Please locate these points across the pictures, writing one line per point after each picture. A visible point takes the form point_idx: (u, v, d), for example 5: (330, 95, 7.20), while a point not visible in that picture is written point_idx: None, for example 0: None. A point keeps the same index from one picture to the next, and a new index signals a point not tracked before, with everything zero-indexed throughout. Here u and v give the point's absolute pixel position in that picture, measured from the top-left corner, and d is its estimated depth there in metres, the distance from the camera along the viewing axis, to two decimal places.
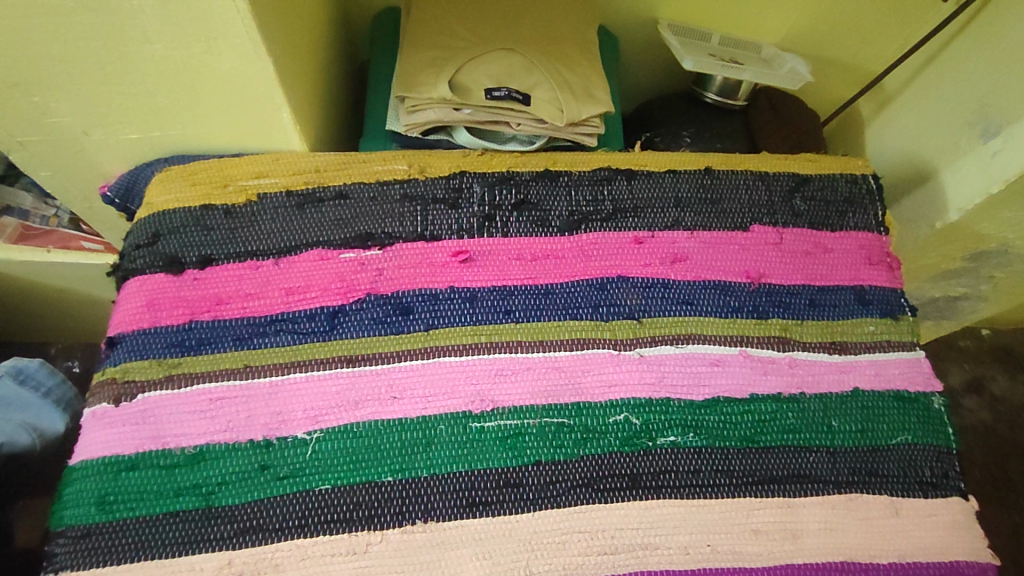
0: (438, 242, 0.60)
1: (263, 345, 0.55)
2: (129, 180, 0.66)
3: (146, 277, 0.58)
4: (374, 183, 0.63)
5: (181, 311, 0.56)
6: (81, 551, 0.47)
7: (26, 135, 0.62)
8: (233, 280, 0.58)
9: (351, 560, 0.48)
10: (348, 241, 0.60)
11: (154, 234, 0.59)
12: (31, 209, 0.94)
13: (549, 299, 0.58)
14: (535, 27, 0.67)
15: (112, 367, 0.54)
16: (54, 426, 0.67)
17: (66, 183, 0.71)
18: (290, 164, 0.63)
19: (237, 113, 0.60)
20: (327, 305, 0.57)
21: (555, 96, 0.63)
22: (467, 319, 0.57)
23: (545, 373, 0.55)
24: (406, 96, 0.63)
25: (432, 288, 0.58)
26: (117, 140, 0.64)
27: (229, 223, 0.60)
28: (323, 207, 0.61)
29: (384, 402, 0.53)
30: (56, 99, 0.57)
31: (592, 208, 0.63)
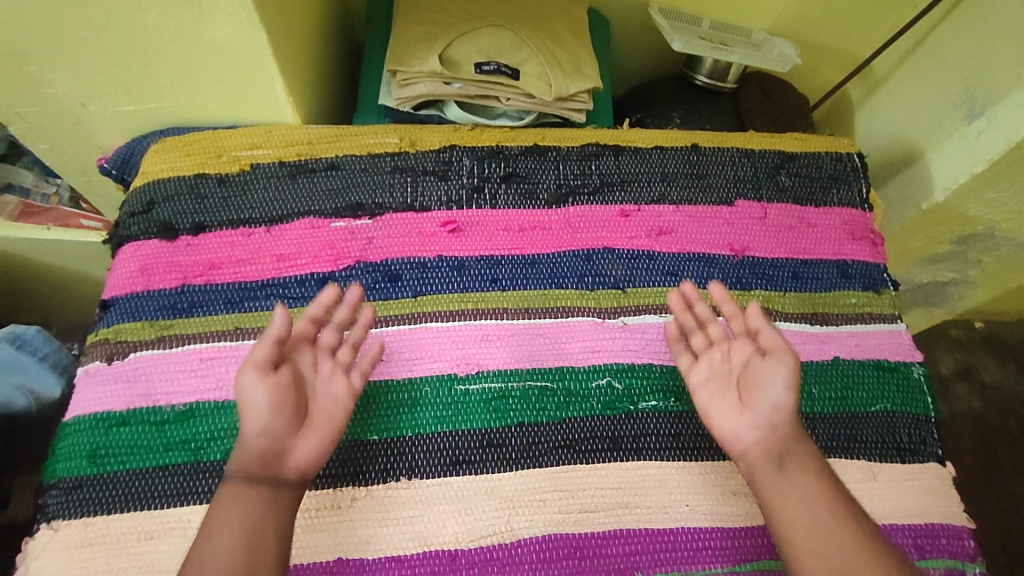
0: (427, 212, 0.62)
1: (256, 308, 0.57)
2: (126, 152, 0.68)
3: (140, 243, 0.59)
4: (365, 155, 0.64)
5: (175, 275, 0.58)
6: (72, 501, 0.49)
7: (25, 105, 0.64)
8: (225, 247, 0.59)
9: (336, 514, 0.49)
10: (338, 211, 0.61)
11: (148, 202, 0.61)
12: (33, 187, 0.95)
13: (535, 268, 0.59)
14: (525, 5, 0.68)
15: (105, 328, 0.56)
16: (48, 392, 0.67)
17: (64, 156, 0.73)
18: (284, 136, 0.64)
19: (231, 85, 0.62)
20: (317, 272, 0.59)
21: (544, 72, 0.64)
22: (454, 286, 0.58)
23: (530, 338, 0.56)
24: (397, 70, 0.64)
25: (421, 256, 0.60)
26: (114, 111, 0.66)
27: (222, 191, 0.62)
28: (315, 177, 0.63)
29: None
30: (54, 68, 0.59)
31: (578, 181, 0.64)
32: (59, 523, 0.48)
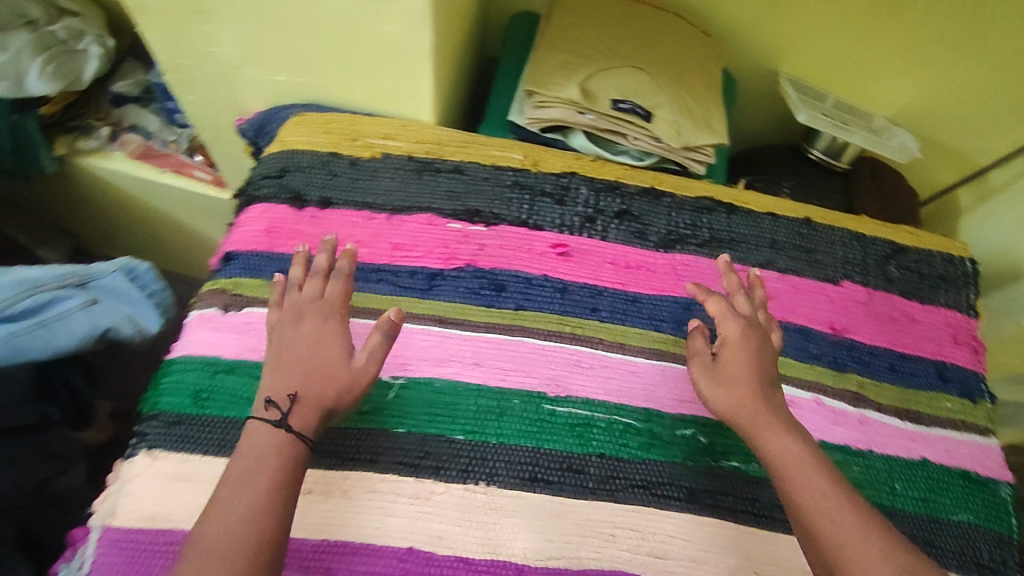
0: (540, 232, 0.64)
1: (366, 290, 0.59)
2: (264, 117, 0.71)
3: (268, 206, 0.63)
4: (490, 165, 0.66)
5: (295, 242, 0.61)
6: (169, 436, 0.51)
7: (188, 58, 0.68)
8: (347, 225, 0.62)
9: (413, 504, 0.50)
10: (456, 213, 0.64)
11: (282, 168, 0.65)
12: (156, 132, 1.02)
13: (635, 306, 0.61)
14: (667, 53, 0.69)
15: (225, 278, 0.59)
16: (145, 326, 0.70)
17: (205, 109, 0.77)
18: (416, 133, 0.67)
19: (379, 76, 0.65)
20: (428, 267, 0.61)
21: (676, 119, 0.65)
22: (555, 307, 0.60)
23: (621, 374, 0.57)
24: (534, 91, 0.65)
25: (528, 272, 0.62)
26: (263, 78, 0.69)
27: (352, 172, 0.64)
28: (439, 176, 0.65)
29: (466, 366, 0.56)
30: (226, 30, 0.63)
31: (688, 231, 0.65)
32: (156, 453, 0.51)
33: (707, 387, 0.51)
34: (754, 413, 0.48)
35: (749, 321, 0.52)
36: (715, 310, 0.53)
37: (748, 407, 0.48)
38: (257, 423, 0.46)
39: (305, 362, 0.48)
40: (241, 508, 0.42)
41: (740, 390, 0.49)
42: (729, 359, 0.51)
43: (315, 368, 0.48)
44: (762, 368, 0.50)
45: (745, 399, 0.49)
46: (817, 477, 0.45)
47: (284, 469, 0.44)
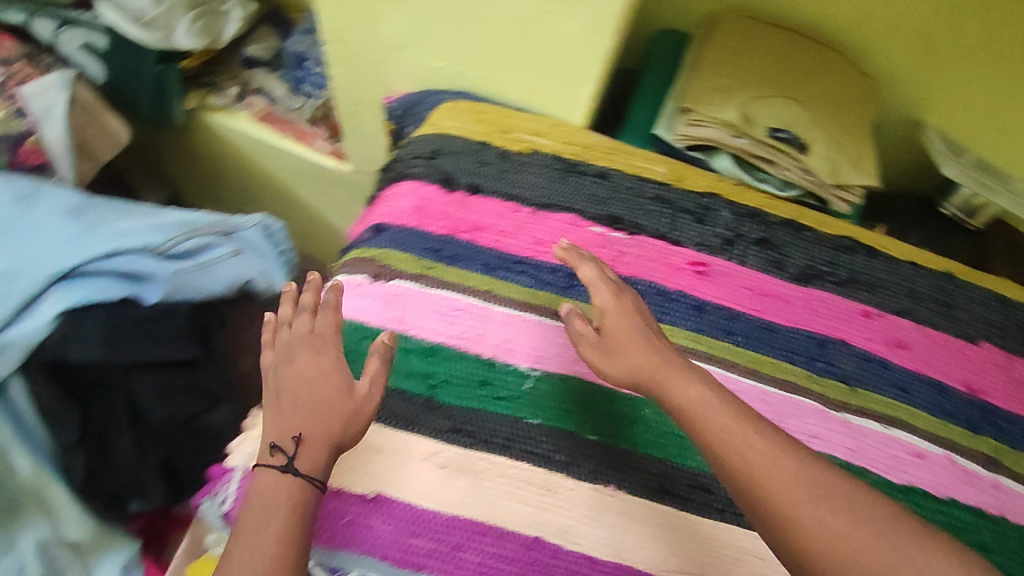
0: (680, 248, 0.64)
1: (508, 280, 0.60)
2: (414, 100, 0.73)
3: (420, 185, 0.64)
4: (634, 175, 0.67)
5: (443, 224, 0.62)
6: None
7: (352, 32, 0.70)
8: (492, 214, 0.63)
9: (544, 496, 0.51)
10: (599, 218, 0.64)
11: (433, 150, 0.66)
12: (281, 98, 1.03)
13: (770, 335, 0.61)
14: (825, 88, 0.69)
15: (373, 249, 0.61)
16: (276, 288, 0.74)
17: (350, 84, 0.78)
18: (566, 133, 0.67)
19: (539, 76, 0.65)
20: (568, 266, 0.62)
21: (831, 156, 0.65)
22: (690, 325, 0.61)
23: (753, 400, 0.57)
24: (689, 109, 0.65)
25: (665, 286, 0.62)
26: (418, 63, 0.70)
27: (501, 163, 0.65)
28: (584, 178, 0.66)
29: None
30: (400, 10, 0.64)
31: (826, 268, 0.64)
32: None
33: (604, 363, 0.50)
34: (647, 370, 0.47)
35: (620, 288, 0.53)
36: (590, 276, 0.54)
37: (632, 362, 0.48)
38: (263, 473, 0.44)
39: (303, 401, 0.46)
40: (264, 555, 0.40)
41: (636, 360, 0.48)
42: (614, 333, 0.50)
43: (312, 404, 0.46)
44: (644, 327, 0.51)
45: (634, 362, 0.48)
46: (718, 414, 0.44)
47: (297, 519, 0.42)
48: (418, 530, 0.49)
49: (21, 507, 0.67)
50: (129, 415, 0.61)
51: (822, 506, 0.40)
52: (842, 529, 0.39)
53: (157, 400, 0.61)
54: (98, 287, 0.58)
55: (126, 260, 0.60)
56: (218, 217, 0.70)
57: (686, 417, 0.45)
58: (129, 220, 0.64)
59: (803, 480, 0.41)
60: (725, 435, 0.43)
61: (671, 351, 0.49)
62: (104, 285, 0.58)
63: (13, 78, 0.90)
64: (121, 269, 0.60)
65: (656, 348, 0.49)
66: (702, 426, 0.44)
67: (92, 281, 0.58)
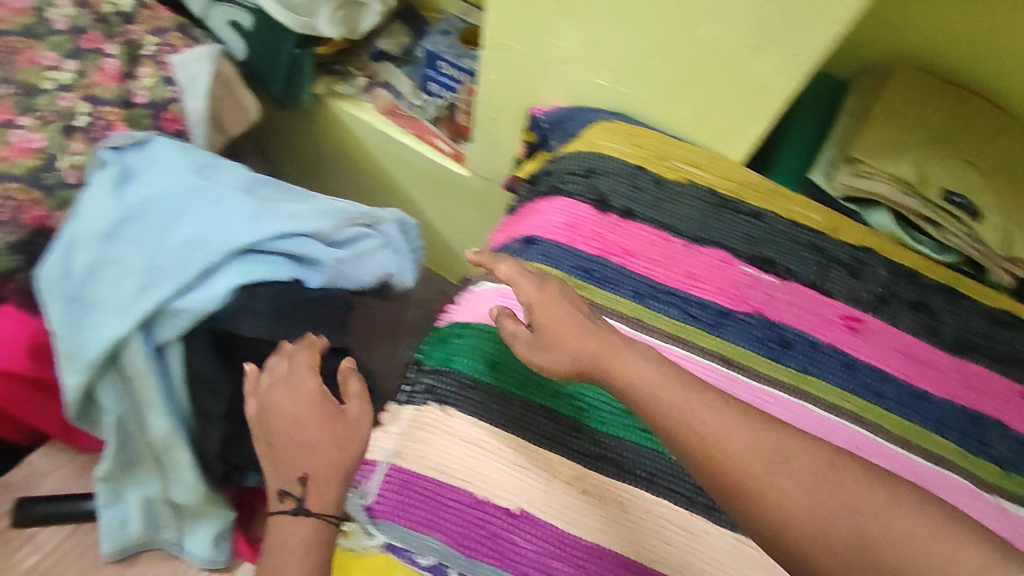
0: (832, 300, 0.63)
1: (657, 310, 0.60)
2: (566, 114, 0.72)
3: (575, 202, 0.64)
4: (789, 220, 0.66)
5: (595, 245, 0.62)
6: (462, 395, 0.56)
7: (517, 42, 0.69)
8: (645, 240, 0.63)
9: (685, 537, 0.51)
10: (750, 258, 0.63)
11: (589, 169, 0.65)
12: (407, 94, 1.04)
13: (920, 403, 0.59)
14: (1004, 155, 0.66)
15: (526, 261, 0.61)
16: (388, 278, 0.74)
17: (497, 91, 0.78)
18: (724, 169, 0.66)
19: (710, 108, 0.63)
20: (717, 303, 0.61)
21: (1005, 227, 0.62)
22: (838, 381, 0.60)
23: (901, 468, 0.56)
24: (858, 160, 0.65)
25: (815, 337, 0.61)
26: (579, 78, 0.68)
27: (656, 190, 0.65)
28: (737, 216, 0.65)
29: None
30: (577, 28, 0.63)
31: (983, 342, 0.62)
32: (449, 409, 0.55)
33: (539, 357, 0.49)
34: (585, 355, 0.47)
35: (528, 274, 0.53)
36: (509, 275, 0.53)
37: (574, 351, 0.47)
38: None
39: None
40: None
41: (575, 348, 0.47)
42: (547, 327, 0.50)
43: None
44: (575, 311, 0.51)
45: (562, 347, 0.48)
46: (676, 398, 0.43)
47: None
48: (560, 554, 0.50)
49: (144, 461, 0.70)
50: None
51: (783, 475, 0.40)
52: (802, 498, 0.39)
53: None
54: (272, 267, 0.58)
55: (300, 245, 0.60)
56: (357, 207, 0.68)
57: (633, 399, 0.44)
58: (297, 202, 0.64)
59: (760, 453, 0.40)
60: (672, 407, 0.42)
61: (606, 330, 0.49)
62: (280, 265, 0.59)
63: (163, 47, 0.93)
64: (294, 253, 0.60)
65: (594, 332, 0.48)
66: (671, 414, 0.42)
67: (270, 260, 0.58)
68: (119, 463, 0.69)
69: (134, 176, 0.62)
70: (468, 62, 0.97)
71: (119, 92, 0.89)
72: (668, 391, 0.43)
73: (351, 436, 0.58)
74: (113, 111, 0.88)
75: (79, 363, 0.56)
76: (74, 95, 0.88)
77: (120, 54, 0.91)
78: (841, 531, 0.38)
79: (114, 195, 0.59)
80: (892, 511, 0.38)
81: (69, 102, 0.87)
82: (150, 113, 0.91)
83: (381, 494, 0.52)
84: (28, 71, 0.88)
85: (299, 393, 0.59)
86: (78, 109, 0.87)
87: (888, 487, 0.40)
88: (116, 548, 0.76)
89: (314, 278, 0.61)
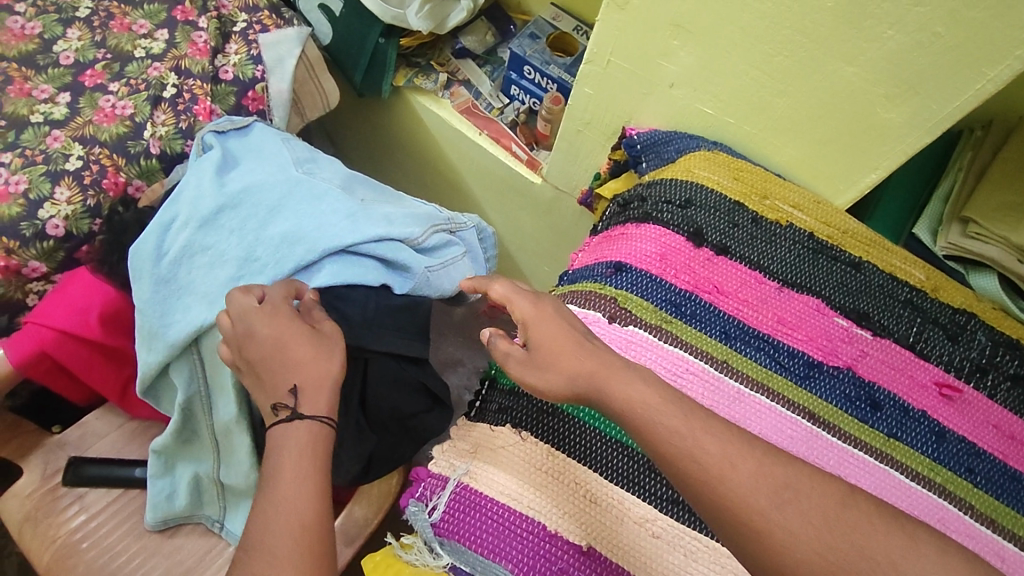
0: (926, 364, 0.59)
1: (744, 354, 0.58)
2: (662, 138, 0.70)
3: (668, 232, 0.62)
4: (887, 274, 0.63)
5: (687, 278, 0.60)
6: (540, 421, 0.54)
7: (622, 60, 0.68)
8: (737, 279, 0.60)
9: None
10: (845, 310, 0.61)
11: (687, 199, 0.64)
12: (486, 95, 1.03)
13: (1015, 485, 0.55)
14: None
15: (615, 288, 0.60)
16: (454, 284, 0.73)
17: (592, 107, 0.76)
18: (826, 214, 0.65)
19: (819, 150, 0.63)
20: (807, 353, 0.59)
21: None
22: (929, 452, 0.56)
23: (989, 553, 0.52)
24: (973, 221, 0.63)
25: (906, 401, 0.58)
26: (684, 105, 0.68)
27: (753, 228, 0.63)
28: (835, 264, 0.63)
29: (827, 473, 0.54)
30: (692, 52, 0.63)
31: None
32: (525, 433, 0.54)
33: (530, 376, 0.50)
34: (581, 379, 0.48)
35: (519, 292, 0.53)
36: (501, 293, 0.53)
37: (574, 369, 0.48)
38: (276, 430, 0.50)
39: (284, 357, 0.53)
40: (298, 497, 0.45)
41: (574, 368, 0.48)
42: (539, 344, 0.50)
43: (286, 356, 0.53)
44: (572, 328, 0.51)
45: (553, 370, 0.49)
46: (668, 415, 0.45)
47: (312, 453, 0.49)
48: None
49: (201, 439, 0.72)
50: (359, 407, 0.63)
51: (785, 507, 0.41)
52: (807, 531, 0.40)
53: (389, 389, 0.63)
54: (357, 267, 0.62)
55: (385, 250, 0.63)
56: (447, 215, 0.72)
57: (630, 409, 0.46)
58: (384, 206, 0.68)
59: (766, 484, 0.42)
60: (674, 432, 0.44)
61: (613, 352, 0.49)
62: (364, 266, 0.62)
63: (253, 26, 0.93)
64: (379, 255, 0.63)
65: (589, 350, 0.48)
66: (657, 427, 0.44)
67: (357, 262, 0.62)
68: (178, 438, 0.71)
69: (237, 168, 0.68)
70: (554, 70, 0.94)
71: (207, 66, 0.89)
72: (670, 415, 0.45)
73: (329, 350, 0.54)
74: (199, 85, 0.88)
75: (159, 343, 0.61)
76: (164, 65, 0.88)
77: (211, 29, 0.91)
78: (841, 565, 0.40)
79: (217, 185, 0.65)
80: (920, 559, 0.40)
81: (159, 72, 0.87)
82: (234, 89, 0.90)
83: (449, 511, 0.51)
84: (123, 38, 0.89)
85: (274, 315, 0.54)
86: (167, 80, 0.87)
87: (925, 538, 0.41)
88: (160, 521, 0.75)
89: (398, 282, 0.64)
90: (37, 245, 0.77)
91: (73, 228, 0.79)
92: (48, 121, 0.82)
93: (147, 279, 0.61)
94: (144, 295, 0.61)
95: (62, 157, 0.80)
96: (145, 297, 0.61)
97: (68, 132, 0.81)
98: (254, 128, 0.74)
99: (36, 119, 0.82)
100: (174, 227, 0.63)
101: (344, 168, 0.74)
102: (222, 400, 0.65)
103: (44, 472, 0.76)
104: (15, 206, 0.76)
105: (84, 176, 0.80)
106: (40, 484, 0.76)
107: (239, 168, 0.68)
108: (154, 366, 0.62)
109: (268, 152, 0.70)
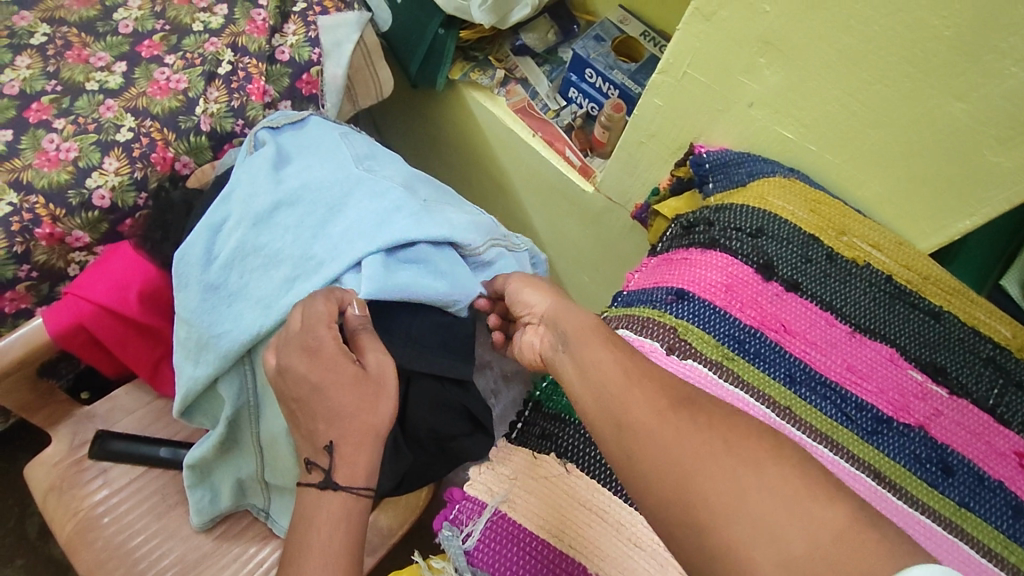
0: (1006, 431, 0.55)
1: (810, 401, 0.54)
2: (734, 160, 0.66)
3: (736, 262, 0.58)
4: (969, 327, 0.59)
5: (753, 314, 0.56)
6: (586, 454, 0.51)
7: (701, 73, 0.64)
8: (807, 320, 0.57)
9: None
10: (921, 363, 0.56)
11: (758, 228, 0.60)
12: (544, 95, 1.01)
13: None
14: None
15: (674, 317, 0.56)
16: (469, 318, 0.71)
17: (659, 119, 0.72)
18: (907, 257, 0.60)
19: (908, 188, 0.58)
20: (877, 407, 0.54)
21: None
22: (1006, 528, 0.51)
23: None
24: None
25: (982, 469, 0.53)
26: (762, 126, 0.64)
27: (827, 266, 0.59)
28: (913, 312, 0.58)
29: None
30: (781, 72, 0.58)
31: None
32: (570, 466, 0.50)
33: None
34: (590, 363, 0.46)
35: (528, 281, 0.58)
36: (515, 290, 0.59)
37: None
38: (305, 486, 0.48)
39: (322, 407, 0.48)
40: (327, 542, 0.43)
41: None
42: None
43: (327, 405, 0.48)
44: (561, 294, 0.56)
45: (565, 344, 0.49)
46: None
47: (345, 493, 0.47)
48: None
49: (241, 445, 0.71)
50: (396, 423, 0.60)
51: None
52: None
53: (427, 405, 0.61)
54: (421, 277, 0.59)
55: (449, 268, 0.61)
56: (504, 231, 0.70)
57: None
58: (445, 207, 0.66)
59: None
60: None
61: None
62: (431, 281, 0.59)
63: (313, 7, 0.91)
64: (444, 270, 0.61)
65: None
66: None
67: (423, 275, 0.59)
68: (218, 447, 0.70)
69: (290, 166, 0.66)
70: (617, 75, 0.91)
71: (264, 45, 0.87)
72: None
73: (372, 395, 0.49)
74: (254, 64, 0.86)
75: (209, 354, 0.60)
76: (221, 41, 0.86)
77: (271, 7, 0.89)
78: None
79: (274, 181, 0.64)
80: None
81: (215, 48, 0.86)
82: (289, 71, 0.88)
83: (484, 540, 0.48)
84: (182, 10, 0.88)
85: (318, 354, 0.50)
86: (222, 56, 0.86)
87: None
88: (207, 522, 0.73)
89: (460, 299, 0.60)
90: (82, 214, 0.76)
91: (119, 201, 0.77)
92: (102, 89, 0.81)
93: (194, 284, 0.60)
94: (193, 303, 0.60)
95: (113, 127, 0.79)
96: (194, 305, 0.60)
97: (121, 102, 0.80)
98: (310, 122, 0.72)
99: (92, 86, 0.81)
100: (226, 232, 0.62)
101: (400, 163, 0.71)
102: (271, 412, 0.65)
103: (71, 443, 0.76)
104: (64, 173, 0.75)
105: (133, 149, 0.78)
106: (65, 455, 0.75)
107: (293, 165, 0.66)
108: (203, 380, 0.61)
109: (324, 150, 0.68)
